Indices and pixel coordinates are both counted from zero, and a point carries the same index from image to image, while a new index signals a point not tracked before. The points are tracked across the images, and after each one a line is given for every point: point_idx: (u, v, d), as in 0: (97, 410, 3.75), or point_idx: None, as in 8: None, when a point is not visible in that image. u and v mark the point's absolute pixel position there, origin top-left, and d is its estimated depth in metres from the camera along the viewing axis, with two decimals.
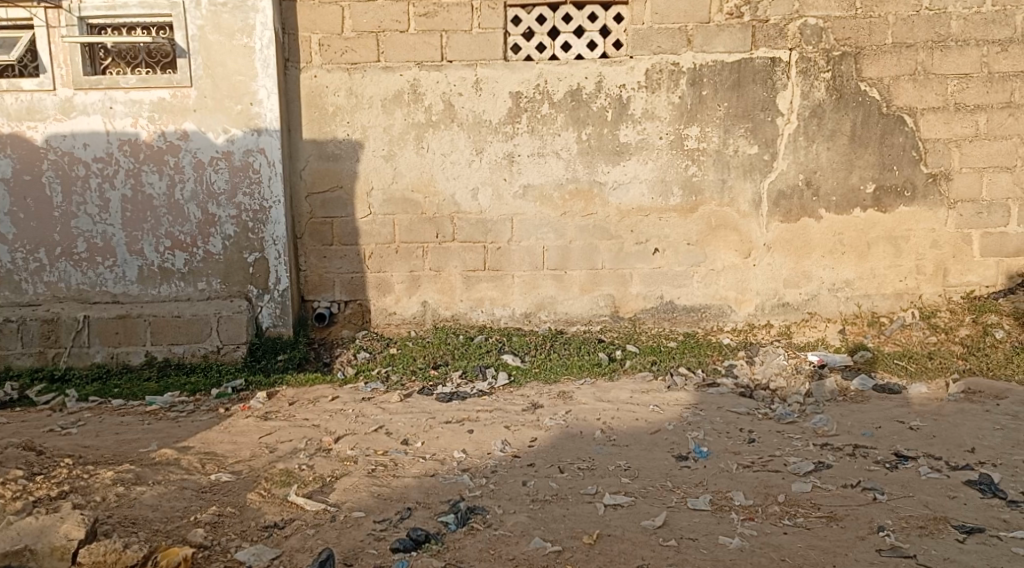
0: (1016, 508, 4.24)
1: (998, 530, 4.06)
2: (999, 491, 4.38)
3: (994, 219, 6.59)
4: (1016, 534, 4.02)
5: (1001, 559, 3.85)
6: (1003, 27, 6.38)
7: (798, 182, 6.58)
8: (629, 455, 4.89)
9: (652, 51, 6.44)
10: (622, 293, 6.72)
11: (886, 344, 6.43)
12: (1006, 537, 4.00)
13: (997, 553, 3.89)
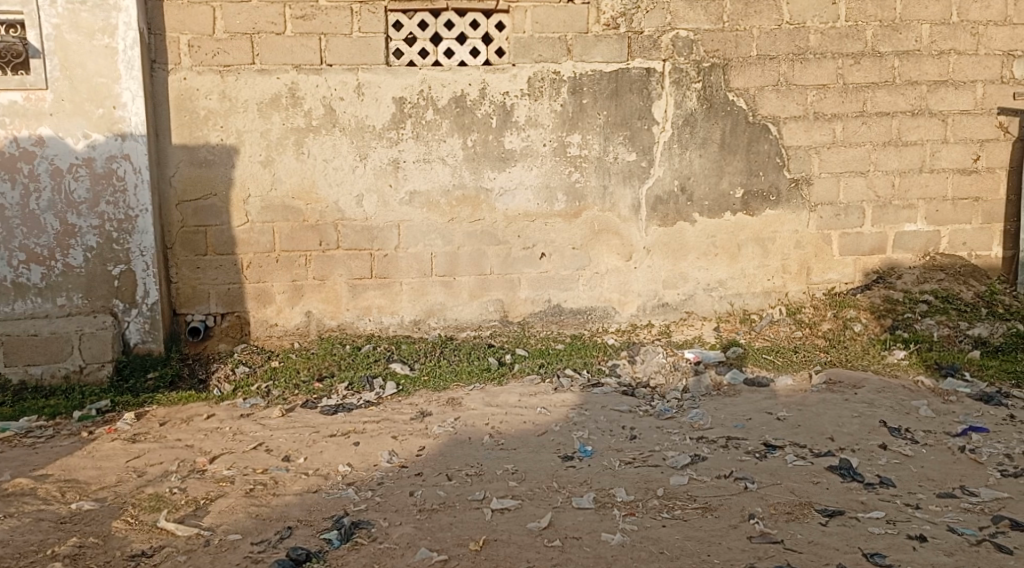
0: (872, 490, 4.51)
1: (856, 511, 4.31)
2: (857, 475, 4.65)
3: (851, 220, 6.98)
4: (872, 514, 4.28)
5: (859, 539, 4.08)
6: (856, 41, 6.76)
7: (674, 187, 6.81)
8: (516, 458, 4.96)
9: (533, 59, 6.54)
10: (511, 297, 6.80)
11: (756, 340, 6.72)
12: (863, 518, 4.25)
13: (855, 533, 4.12)
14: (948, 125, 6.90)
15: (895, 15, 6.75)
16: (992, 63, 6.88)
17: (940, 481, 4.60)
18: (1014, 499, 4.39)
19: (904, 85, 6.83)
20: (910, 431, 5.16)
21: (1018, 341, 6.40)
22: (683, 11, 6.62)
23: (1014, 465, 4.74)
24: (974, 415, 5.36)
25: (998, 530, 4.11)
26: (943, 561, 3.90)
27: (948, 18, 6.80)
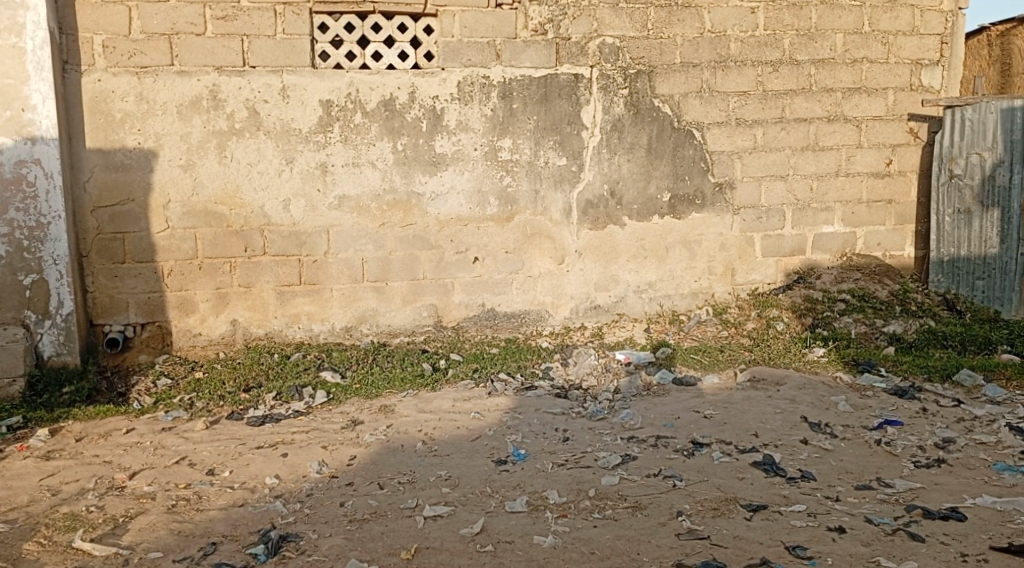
0: (795, 484, 4.61)
1: (779, 505, 4.41)
2: (780, 469, 4.76)
3: (772, 223, 7.16)
4: (794, 508, 4.38)
5: (782, 532, 4.17)
6: (774, 49, 6.96)
7: (603, 192, 6.88)
8: (449, 464, 4.94)
9: (462, 63, 6.54)
10: (444, 302, 6.78)
11: (685, 340, 6.82)
12: (786, 511, 4.34)
13: (778, 527, 4.21)
14: (862, 130, 7.18)
15: (810, 24, 6.98)
16: (901, 71, 7.18)
17: (858, 473, 4.74)
18: (926, 488, 4.55)
19: (820, 92, 7.06)
20: (829, 425, 5.30)
21: (930, 337, 6.68)
22: (609, 18, 6.70)
23: (926, 456, 4.91)
24: (890, 409, 5.53)
25: (911, 519, 4.25)
26: (860, 551, 4.01)
27: (860, 27, 7.06)
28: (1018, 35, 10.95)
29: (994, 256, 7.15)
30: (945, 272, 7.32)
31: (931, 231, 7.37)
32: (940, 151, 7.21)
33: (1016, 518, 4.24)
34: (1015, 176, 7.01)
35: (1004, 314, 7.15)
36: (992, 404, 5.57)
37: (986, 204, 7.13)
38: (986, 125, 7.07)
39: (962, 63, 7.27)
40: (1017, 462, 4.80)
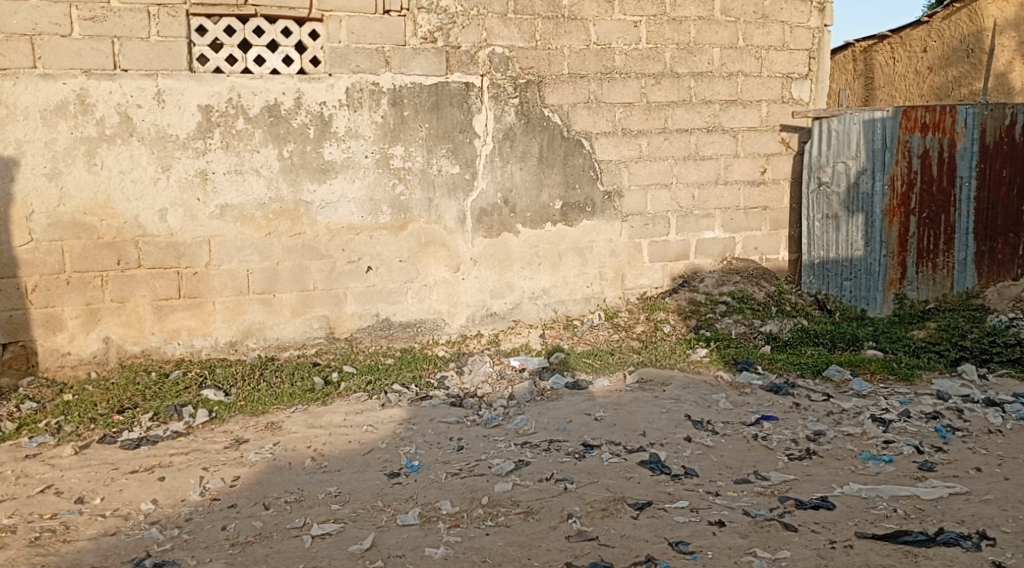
0: (678, 481, 4.70)
1: (664, 502, 4.48)
2: (664, 467, 4.84)
3: (658, 230, 7.35)
4: (677, 504, 4.45)
5: (667, 529, 4.23)
6: (656, 62, 7.13)
7: (497, 200, 6.89)
8: (339, 480, 4.82)
9: (350, 69, 6.42)
10: (336, 313, 6.62)
11: (579, 344, 6.87)
12: (670, 508, 4.41)
13: (663, 523, 4.27)
14: (738, 140, 7.44)
15: (690, 38, 7.17)
16: (774, 84, 7.46)
17: (737, 467, 4.86)
18: (799, 479, 4.69)
19: (700, 103, 7.28)
20: (711, 423, 5.42)
21: (802, 336, 6.96)
22: (498, 28, 6.72)
23: (798, 448, 5.07)
24: (766, 405, 5.70)
25: (785, 510, 4.38)
26: (738, 543, 4.10)
27: (736, 42, 7.29)
28: (878, 50, 11.51)
29: (859, 258, 7.59)
30: (816, 274, 7.72)
31: (803, 236, 7.74)
32: (808, 161, 7.57)
33: (879, 504, 4.42)
34: (877, 183, 7.48)
35: (869, 312, 7.63)
36: (859, 398, 5.80)
37: (851, 210, 7.55)
38: (850, 136, 7.47)
39: (828, 77, 7.61)
40: (880, 451, 5.01)
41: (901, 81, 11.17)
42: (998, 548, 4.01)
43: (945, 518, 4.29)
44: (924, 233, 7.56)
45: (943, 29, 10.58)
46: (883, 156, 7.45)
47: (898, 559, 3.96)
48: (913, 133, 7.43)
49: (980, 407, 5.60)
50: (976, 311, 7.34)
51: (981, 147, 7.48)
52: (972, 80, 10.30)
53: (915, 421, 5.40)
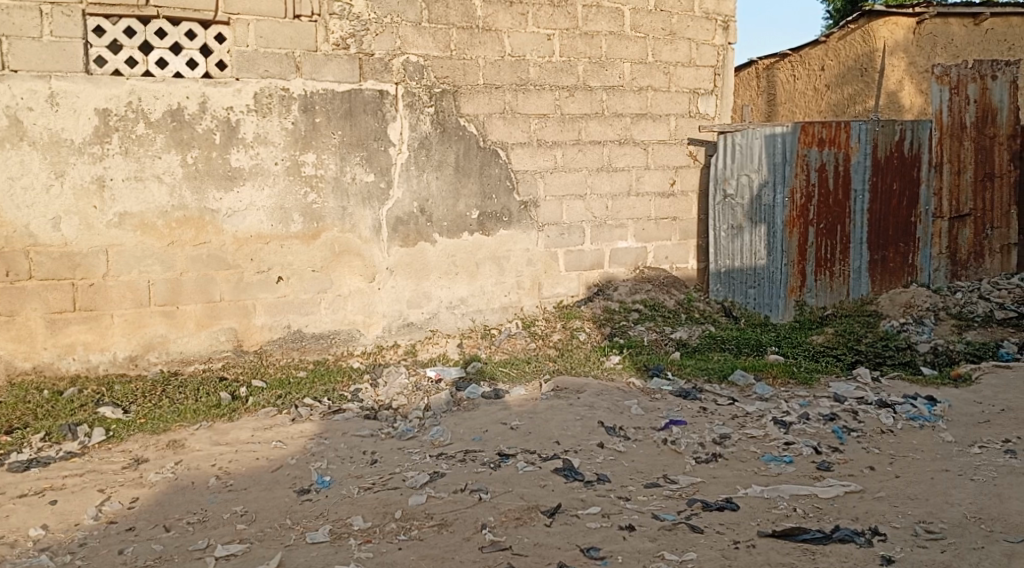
0: (591, 487, 4.67)
1: (576, 509, 4.44)
2: (578, 474, 4.81)
3: (573, 239, 7.40)
4: (590, 510, 4.42)
5: (579, 535, 4.19)
6: (569, 75, 7.22)
7: (413, 209, 6.80)
8: (246, 499, 4.64)
9: (258, 74, 6.24)
10: (244, 325, 6.39)
11: (496, 353, 6.81)
12: (583, 514, 4.38)
13: (576, 530, 4.23)
14: (649, 153, 7.58)
15: (602, 53, 7.31)
16: (681, 99, 7.66)
17: (647, 472, 4.87)
18: (706, 482, 4.73)
19: (612, 117, 7.41)
20: (623, 428, 5.43)
21: (711, 342, 7.06)
22: (412, 37, 6.66)
23: (705, 451, 5.11)
24: (675, 409, 5.74)
25: (692, 512, 4.39)
26: (647, 546, 4.09)
27: (646, 57, 7.48)
28: (780, 68, 11.86)
29: (762, 267, 7.80)
30: (723, 282, 7.89)
31: (710, 246, 7.89)
32: (715, 173, 7.74)
33: (781, 504, 4.47)
34: (778, 196, 7.70)
35: (772, 318, 7.84)
36: (762, 401, 5.88)
37: (755, 221, 7.77)
38: (752, 150, 7.70)
39: (731, 93, 7.85)
40: (782, 452, 5.09)
41: (801, 98, 11.51)
42: (890, 543, 4.09)
43: (842, 515, 4.36)
44: (822, 242, 7.83)
45: (840, 48, 10.82)
46: (783, 169, 7.69)
47: (797, 556, 3.99)
48: (811, 147, 7.69)
49: (874, 408, 5.72)
50: (870, 317, 7.61)
51: (872, 161, 7.82)
52: (866, 98, 10.50)
53: (814, 422, 5.49)
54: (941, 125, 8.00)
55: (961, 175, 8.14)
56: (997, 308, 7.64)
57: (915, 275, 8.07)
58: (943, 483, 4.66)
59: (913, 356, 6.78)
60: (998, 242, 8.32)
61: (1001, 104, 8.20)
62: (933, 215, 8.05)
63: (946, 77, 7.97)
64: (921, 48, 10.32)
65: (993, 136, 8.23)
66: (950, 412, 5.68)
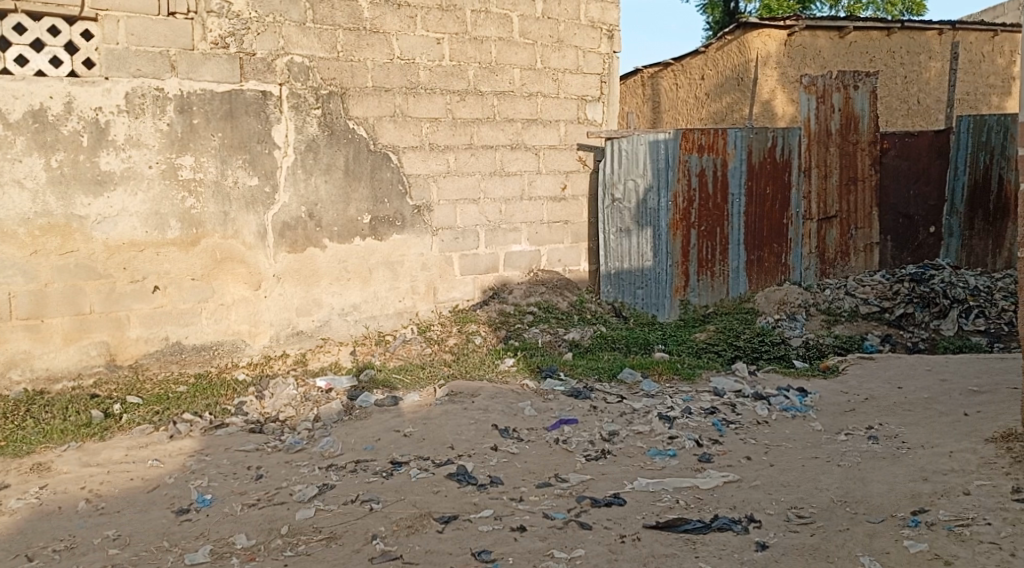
0: (484, 491, 4.60)
1: (468, 514, 4.35)
2: (471, 478, 4.73)
3: (468, 243, 7.35)
4: (482, 514, 4.34)
5: (471, 540, 4.10)
6: (460, 79, 7.16)
7: (301, 214, 6.59)
8: (119, 523, 4.37)
9: (130, 73, 5.93)
10: (118, 338, 6.04)
11: (391, 359, 6.65)
12: (475, 518, 4.29)
13: (468, 535, 4.14)
14: (541, 158, 7.63)
15: (491, 58, 7.29)
16: (570, 105, 7.75)
17: (539, 472, 4.83)
18: (595, 479, 4.71)
19: (503, 121, 7.40)
20: (516, 430, 5.38)
21: (602, 342, 7.10)
22: (296, 37, 6.46)
23: (595, 449, 5.11)
24: (567, 409, 5.71)
25: (581, 509, 4.36)
26: (537, 546, 4.03)
27: (534, 64, 7.51)
28: (663, 76, 12.02)
29: (649, 268, 7.92)
30: (613, 283, 7.96)
31: (600, 249, 7.97)
32: (603, 178, 7.84)
33: (665, 497, 4.48)
34: (662, 200, 7.85)
35: (659, 318, 7.96)
36: (648, 398, 5.92)
37: (641, 224, 7.88)
38: (637, 155, 7.81)
39: (618, 100, 8.01)
40: (666, 446, 5.13)
41: (683, 106, 11.73)
42: (765, 529, 4.10)
43: (720, 504, 4.38)
44: (704, 244, 8.00)
45: (718, 59, 11.10)
46: (666, 174, 7.83)
47: (679, 547, 3.98)
48: (691, 153, 7.86)
49: (751, 400, 5.84)
50: (747, 314, 7.81)
51: (748, 167, 8.04)
52: (742, 107, 10.79)
53: (696, 416, 5.55)
54: (809, 132, 8.18)
55: (828, 179, 8.32)
56: (862, 304, 7.83)
57: (787, 274, 8.30)
58: (812, 469, 4.74)
59: (786, 350, 6.99)
60: (863, 242, 8.54)
61: (862, 112, 8.38)
62: (803, 217, 8.29)
63: (813, 87, 8.11)
64: (790, 59, 10.68)
65: (857, 142, 8.41)
66: (819, 402, 5.84)
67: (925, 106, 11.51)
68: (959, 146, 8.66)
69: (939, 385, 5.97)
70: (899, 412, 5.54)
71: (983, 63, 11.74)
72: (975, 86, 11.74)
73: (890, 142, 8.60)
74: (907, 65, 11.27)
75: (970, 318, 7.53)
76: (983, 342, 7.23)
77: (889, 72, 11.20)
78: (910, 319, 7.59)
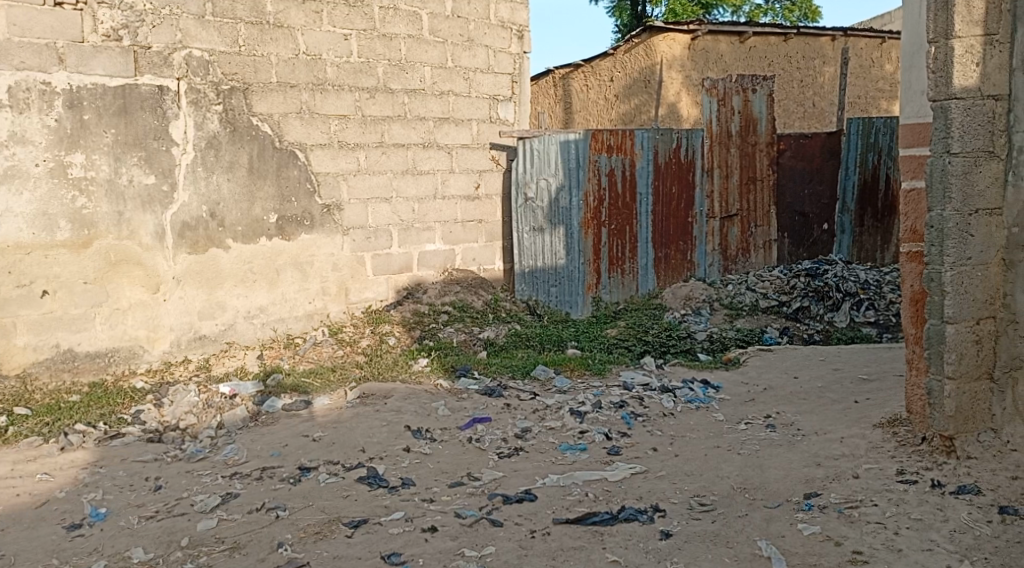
0: (395, 493, 4.49)
1: (378, 517, 4.24)
2: (382, 481, 4.62)
3: (380, 243, 7.22)
4: (392, 516, 4.24)
5: (381, 543, 3.99)
6: (369, 76, 7.02)
7: (202, 213, 6.36)
8: (4, 542, 4.10)
9: (13, 66, 5.58)
10: (4, 346, 5.69)
11: (300, 362, 6.45)
12: (385, 521, 4.18)
13: (377, 539, 4.03)
14: (453, 156, 7.55)
15: (401, 55, 7.17)
16: (482, 104, 7.69)
17: (451, 472, 4.74)
18: (507, 476, 4.66)
19: (414, 119, 7.29)
20: (429, 430, 5.28)
21: (517, 340, 7.07)
22: (194, 30, 6.23)
23: (508, 446, 5.07)
24: (480, 408, 5.65)
25: (493, 507, 4.30)
26: (448, 545, 3.95)
27: (445, 62, 7.44)
28: (575, 77, 12.04)
29: (563, 266, 7.94)
30: (527, 282, 7.94)
31: (513, 248, 7.92)
32: (516, 178, 7.79)
33: (575, 490, 4.46)
34: (574, 200, 7.88)
35: (573, 314, 8.01)
36: (561, 393, 5.90)
37: (553, 223, 7.88)
38: (548, 155, 7.80)
39: (530, 100, 7.99)
40: (577, 440, 5.12)
41: (594, 106, 11.80)
42: (669, 518, 4.10)
43: (627, 496, 4.37)
44: (614, 242, 8.06)
45: (627, 61, 11.15)
46: (577, 174, 7.86)
47: (588, 539, 3.95)
48: (600, 154, 7.89)
49: (657, 393, 5.87)
50: (655, 310, 7.88)
51: (654, 167, 8.12)
52: (649, 109, 10.93)
53: (606, 410, 5.56)
54: (711, 133, 8.32)
55: (729, 179, 8.47)
56: (761, 299, 8.01)
57: (691, 270, 8.43)
58: (715, 458, 4.79)
59: (692, 344, 7.06)
60: (762, 239, 8.72)
61: (760, 115, 8.51)
62: (706, 216, 8.42)
63: (714, 90, 8.23)
64: (694, 62, 10.94)
65: (756, 143, 8.55)
66: (722, 394, 5.92)
67: (819, 109, 11.88)
68: (848, 147, 8.81)
69: (832, 374, 6.12)
70: (795, 401, 5.66)
71: (873, 68, 12.16)
72: (866, 90, 12.15)
73: (786, 144, 8.81)
74: (803, 70, 11.59)
75: (861, 310, 7.68)
76: (873, 333, 7.38)
77: (786, 76, 11.50)
78: (806, 312, 7.77)
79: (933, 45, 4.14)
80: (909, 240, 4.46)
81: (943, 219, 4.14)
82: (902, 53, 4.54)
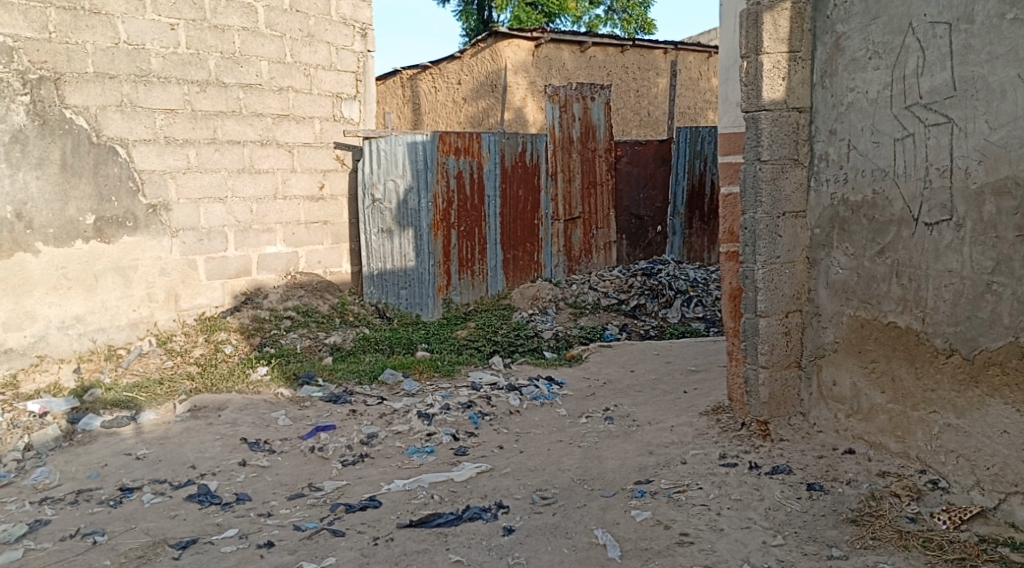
0: (228, 510, 4.27)
1: (209, 535, 4.02)
2: (214, 498, 4.38)
3: (214, 245, 6.91)
4: (225, 534, 4.02)
5: (210, 563, 3.78)
6: (199, 69, 6.69)
7: (6, 215, 5.86)
8: None
9: None
10: None
11: (123, 376, 6.07)
12: (216, 540, 3.97)
13: (207, 558, 3.81)
14: (294, 156, 7.31)
15: (234, 49, 6.87)
16: (323, 102, 7.49)
17: (291, 484, 4.56)
18: (351, 484, 4.53)
19: (250, 116, 7.01)
20: (267, 442, 5.06)
21: (365, 344, 6.90)
22: None
23: (352, 453, 4.92)
24: (324, 415, 5.47)
25: (334, 517, 4.16)
26: (285, 560, 3.78)
27: (283, 57, 7.18)
28: (422, 79, 11.92)
29: (412, 268, 7.78)
30: (376, 284, 7.90)
31: (362, 250, 7.90)
32: (362, 179, 7.73)
33: (419, 494, 4.36)
34: (422, 201, 7.66)
35: (422, 317, 7.83)
36: (409, 397, 5.79)
37: (401, 225, 7.74)
38: (395, 156, 7.66)
39: (374, 99, 7.86)
40: (423, 443, 5.03)
41: (442, 109, 11.74)
42: (511, 514, 4.09)
43: (471, 495, 4.32)
44: (463, 244, 7.95)
45: (472, 65, 11.16)
46: (425, 176, 7.63)
47: (431, 542, 3.87)
48: (448, 155, 7.72)
49: (504, 392, 5.85)
50: (504, 311, 7.89)
51: (501, 170, 8.09)
52: (495, 112, 10.98)
53: (454, 411, 5.48)
54: (554, 139, 8.36)
55: (572, 182, 8.57)
56: (602, 297, 8.16)
57: (538, 271, 8.49)
58: (557, 453, 4.81)
59: (538, 343, 7.11)
60: (602, 240, 8.90)
61: (599, 121, 8.67)
62: (551, 218, 8.48)
63: (556, 96, 8.28)
64: (538, 69, 11.06)
65: (594, 149, 8.71)
66: (566, 390, 5.97)
67: (654, 118, 12.29)
68: (677, 154, 9.01)
69: (665, 367, 6.30)
70: (631, 394, 5.78)
71: (701, 80, 12.70)
72: (695, 100, 12.68)
73: (622, 150, 9.02)
74: (639, 79, 11.95)
75: (691, 306, 7.99)
76: (703, 327, 7.65)
77: (623, 86, 11.81)
78: (643, 309, 8.00)
79: (745, 59, 4.33)
80: (727, 240, 4.64)
81: (755, 221, 4.34)
82: (721, 66, 4.71)
